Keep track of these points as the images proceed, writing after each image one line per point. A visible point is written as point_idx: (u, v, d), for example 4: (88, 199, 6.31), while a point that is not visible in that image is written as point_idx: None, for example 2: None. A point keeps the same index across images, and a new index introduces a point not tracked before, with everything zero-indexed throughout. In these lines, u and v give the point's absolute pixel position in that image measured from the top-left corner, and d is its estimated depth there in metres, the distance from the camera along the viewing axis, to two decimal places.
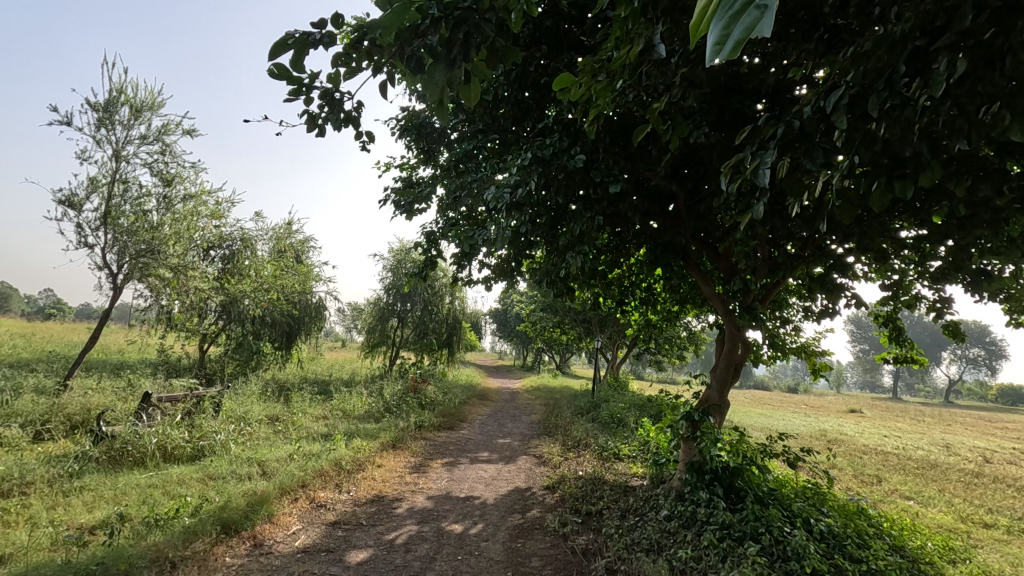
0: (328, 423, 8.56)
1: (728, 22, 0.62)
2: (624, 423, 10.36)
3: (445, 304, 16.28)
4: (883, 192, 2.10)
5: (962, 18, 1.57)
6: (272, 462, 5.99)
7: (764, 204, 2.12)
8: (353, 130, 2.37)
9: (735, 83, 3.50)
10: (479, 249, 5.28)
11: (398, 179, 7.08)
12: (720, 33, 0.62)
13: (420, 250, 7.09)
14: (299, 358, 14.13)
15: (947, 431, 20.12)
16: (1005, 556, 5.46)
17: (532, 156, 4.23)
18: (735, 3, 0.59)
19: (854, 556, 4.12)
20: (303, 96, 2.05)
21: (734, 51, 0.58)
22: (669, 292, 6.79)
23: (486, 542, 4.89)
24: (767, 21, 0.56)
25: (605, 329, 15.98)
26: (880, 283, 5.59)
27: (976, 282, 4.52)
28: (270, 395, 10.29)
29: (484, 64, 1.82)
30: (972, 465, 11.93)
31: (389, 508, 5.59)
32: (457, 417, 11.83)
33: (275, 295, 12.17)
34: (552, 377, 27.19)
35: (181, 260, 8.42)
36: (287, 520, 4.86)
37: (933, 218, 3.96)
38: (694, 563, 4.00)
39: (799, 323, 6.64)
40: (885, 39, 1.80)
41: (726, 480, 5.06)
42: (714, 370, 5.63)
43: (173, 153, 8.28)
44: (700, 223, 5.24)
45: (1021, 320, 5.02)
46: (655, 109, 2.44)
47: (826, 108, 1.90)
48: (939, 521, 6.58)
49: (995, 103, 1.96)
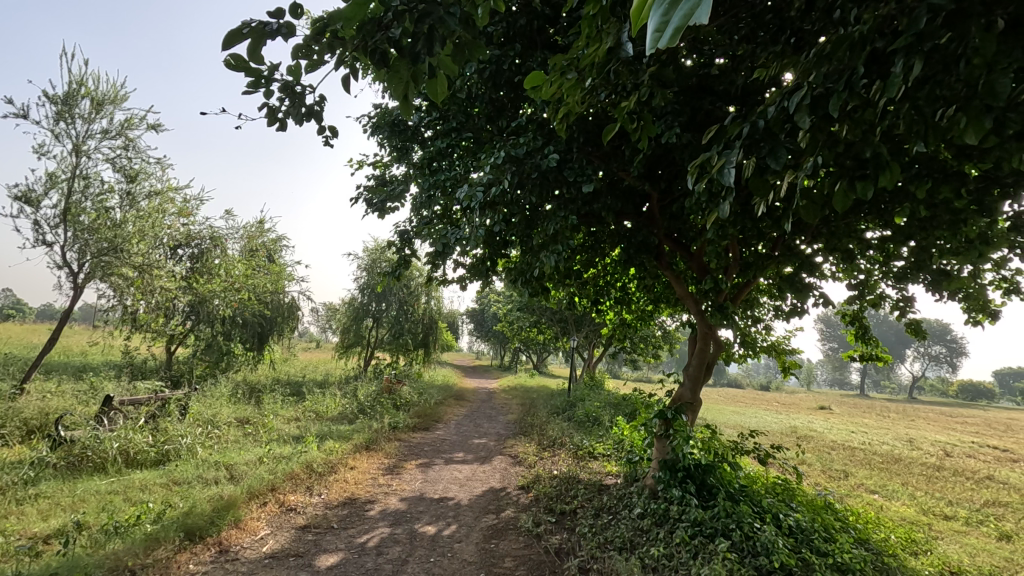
0: (300, 425, 8.42)
1: (665, 9, 0.66)
2: (599, 421, 10.45)
3: (421, 304, 16.18)
4: (847, 194, 2.13)
5: (917, 20, 1.61)
6: (241, 465, 5.85)
7: (729, 203, 2.13)
8: (315, 125, 2.32)
9: (706, 85, 3.54)
10: (452, 248, 5.25)
11: (371, 177, 6.97)
12: (659, 20, 0.66)
13: (394, 249, 7.00)
14: (272, 359, 13.86)
15: (911, 427, 20.71)
16: (964, 547, 5.64)
17: (505, 155, 4.20)
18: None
19: (821, 550, 4.21)
20: (261, 88, 2.00)
21: (677, 33, 0.63)
22: (643, 292, 6.87)
23: (459, 542, 4.85)
24: (704, 7, 0.60)
25: (581, 327, 16.13)
26: (847, 282, 5.73)
27: (937, 281, 4.66)
28: (241, 397, 10.08)
29: (448, 58, 1.81)
30: (933, 459, 12.33)
31: (362, 510, 5.52)
32: (432, 417, 11.77)
33: (246, 295, 11.89)
34: (528, 376, 27.22)
35: (146, 259, 8.16)
36: (255, 526, 4.75)
37: (896, 218, 4.08)
38: (666, 561, 4.03)
39: (769, 322, 6.78)
40: (846, 40, 1.83)
41: (698, 477, 5.12)
42: (686, 369, 5.70)
43: (137, 148, 8.02)
44: (673, 223, 5.31)
45: (978, 318, 5.21)
46: (623, 108, 2.46)
47: (789, 109, 1.92)
48: (902, 514, 6.77)
49: (953, 106, 2.01)
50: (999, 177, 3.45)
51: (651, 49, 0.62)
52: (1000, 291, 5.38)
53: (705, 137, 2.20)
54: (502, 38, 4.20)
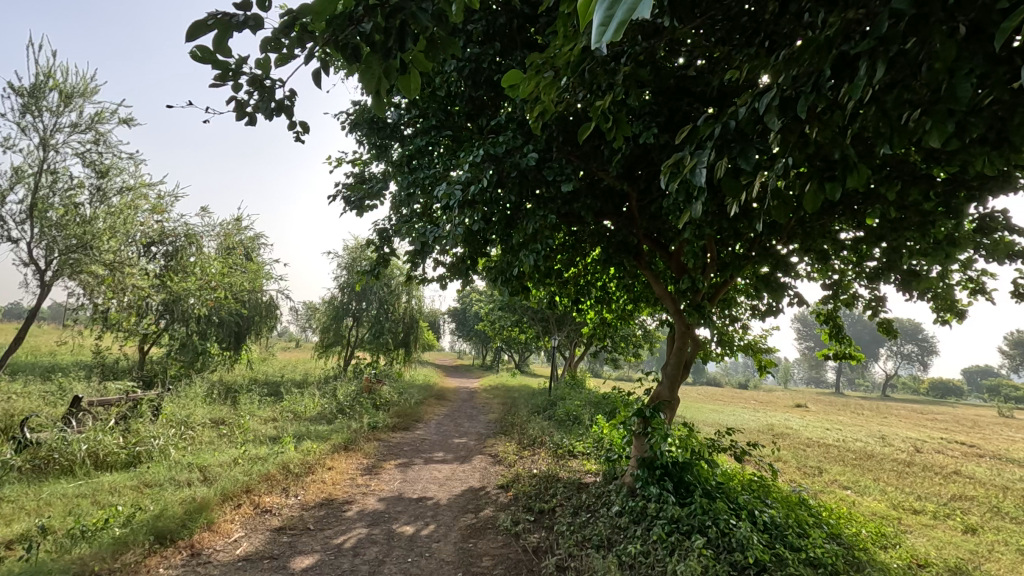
0: (277, 425, 8.31)
1: (609, 5, 0.76)
2: (580, 420, 10.49)
3: (402, 303, 16.07)
4: (815, 195, 2.15)
5: (879, 26, 1.64)
6: (215, 467, 5.74)
7: (701, 203, 2.14)
8: (285, 119, 2.29)
9: (684, 86, 3.57)
10: (432, 247, 5.22)
11: (350, 175, 6.90)
12: (604, 14, 0.76)
13: (373, 248, 6.94)
14: (249, 359, 13.63)
15: (883, 424, 21.17)
16: (932, 540, 5.80)
17: (484, 153, 4.18)
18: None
19: (794, 545, 4.28)
20: (229, 80, 1.98)
21: (620, 27, 0.72)
22: (623, 291, 6.93)
23: (437, 542, 4.84)
24: (644, 3, 0.70)
25: (562, 326, 16.23)
26: (821, 282, 5.84)
27: (906, 282, 4.78)
28: (216, 397, 9.90)
29: (421, 54, 1.81)
30: (903, 454, 12.63)
31: (339, 511, 5.46)
32: (412, 417, 11.69)
33: (223, 293, 11.65)
34: (510, 376, 27.19)
35: (117, 256, 7.96)
36: (228, 528, 4.68)
37: (868, 219, 4.16)
38: (643, 557, 4.06)
39: (746, 321, 6.87)
40: (813, 43, 1.86)
41: (676, 475, 5.19)
42: (664, 368, 5.75)
43: (108, 143, 7.82)
44: (652, 223, 5.35)
45: (946, 318, 5.37)
46: (599, 108, 2.48)
47: (759, 110, 1.93)
48: (873, 509, 6.93)
49: (919, 108, 2.05)
50: (966, 180, 3.56)
51: (595, 41, 0.72)
52: (967, 291, 5.54)
53: (677, 138, 2.21)
54: (482, 36, 4.20)
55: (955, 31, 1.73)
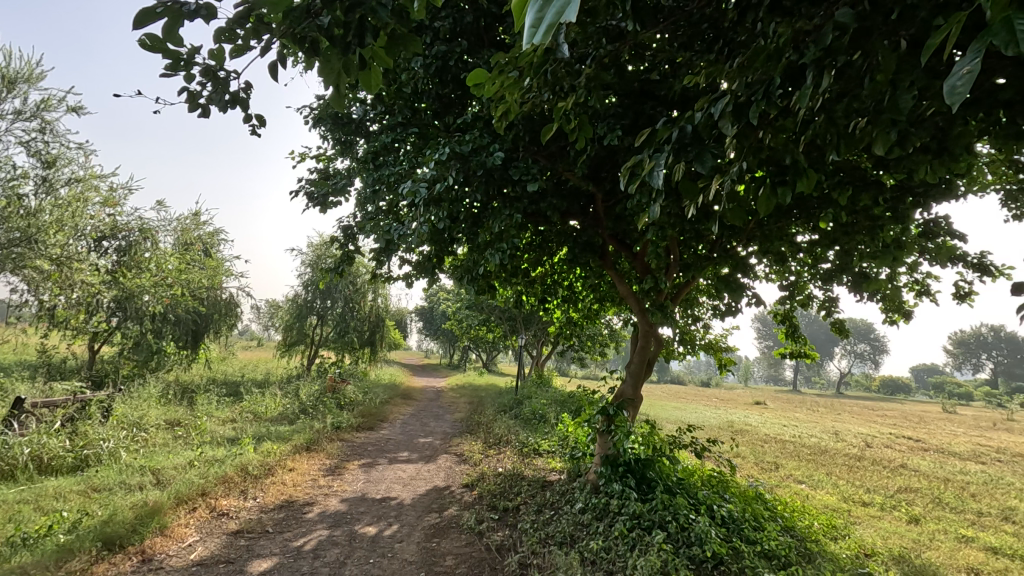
0: (236, 426, 8.09)
1: (540, 6, 0.80)
2: (545, 418, 10.55)
3: (368, 301, 15.86)
4: (768, 198, 2.22)
5: (824, 37, 1.71)
6: (169, 470, 5.55)
7: (658, 205, 2.19)
8: (239, 113, 2.25)
9: (648, 90, 3.65)
10: (397, 244, 5.17)
11: (313, 170, 6.76)
12: (535, 15, 0.81)
13: (337, 245, 6.82)
14: (207, 358, 13.21)
15: (837, 421, 22.00)
16: (879, 530, 6.07)
17: (450, 152, 4.14)
18: None
19: (750, 538, 4.42)
20: (179, 70, 1.93)
21: (550, 29, 0.78)
22: (589, 291, 7.02)
23: (400, 542, 4.80)
24: (571, 7, 0.76)
25: (529, 325, 16.33)
26: (779, 283, 6.05)
27: (856, 283, 4.99)
28: (171, 398, 9.58)
29: (382, 50, 1.79)
30: (855, 449, 13.15)
31: (299, 513, 5.35)
32: (377, 417, 11.54)
33: (180, 291, 11.23)
34: (477, 374, 27.21)
35: (64, 251, 7.61)
36: (182, 532, 4.54)
37: (822, 222, 4.32)
38: (604, 553, 4.12)
39: (708, 320, 7.04)
40: (763, 52, 1.92)
41: (638, 471, 5.29)
42: (628, 366, 5.85)
43: (55, 132, 7.47)
44: (617, 224, 5.44)
45: (895, 318, 5.62)
46: (561, 109, 2.51)
47: (714, 115, 1.98)
48: (825, 502, 7.20)
49: (865, 117, 2.14)
50: (912, 187, 3.85)
51: (523, 41, 0.77)
52: (913, 293, 5.83)
53: (636, 141, 2.25)
54: (449, 33, 4.21)
55: (896, 46, 1.82)
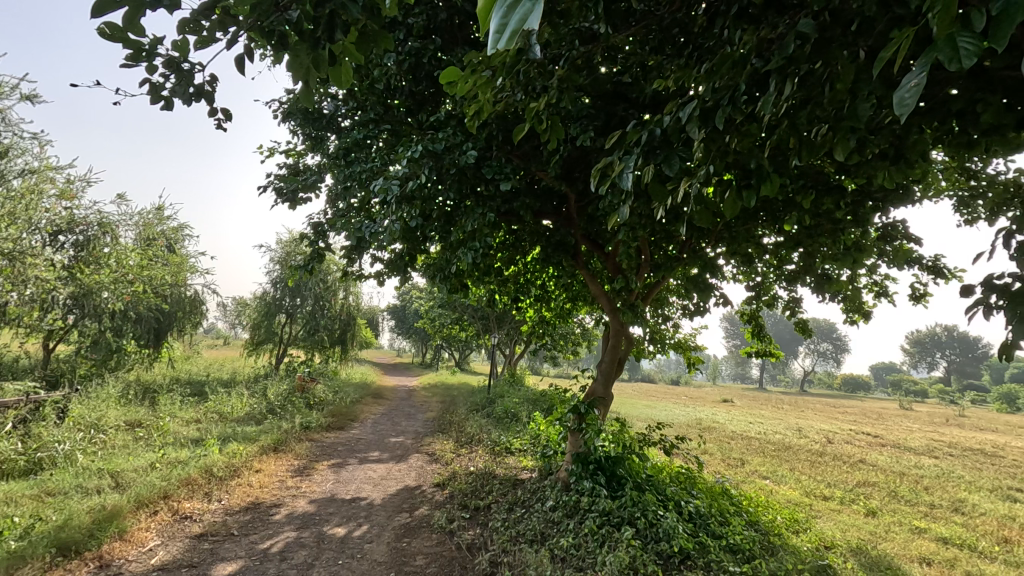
0: (200, 427, 7.88)
1: (505, 11, 0.80)
2: (517, 417, 10.58)
3: (338, 299, 15.65)
4: (734, 202, 2.28)
5: (786, 47, 1.77)
6: (128, 472, 5.37)
7: (628, 207, 2.22)
8: (203, 106, 2.20)
9: (621, 91, 3.70)
10: (368, 242, 5.11)
11: (283, 166, 6.63)
12: (500, 21, 0.81)
13: (307, 242, 6.70)
14: (171, 357, 12.81)
15: (800, 417, 22.67)
16: (838, 523, 6.29)
17: (422, 149, 4.11)
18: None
19: (716, 533, 4.53)
20: (141, 61, 1.87)
21: (512, 36, 0.78)
22: (561, 290, 7.06)
23: (370, 543, 4.75)
24: (534, 14, 0.76)
25: (502, 324, 16.37)
26: (746, 284, 6.20)
27: (819, 284, 5.14)
28: (132, 398, 9.27)
29: (352, 46, 1.77)
30: (817, 445, 13.58)
31: (265, 515, 5.25)
32: (348, 416, 11.38)
33: (142, 287, 10.86)
34: (450, 373, 27.09)
35: (17, 245, 7.28)
36: (142, 537, 4.40)
37: (787, 224, 4.44)
38: (574, 550, 4.16)
39: (678, 320, 7.16)
40: (729, 58, 1.97)
41: (608, 469, 5.35)
42: (599, 365, 5.90)
43: (8, 120, 7.14)
44: (590, 224, 5.49)
45: (855, 318, 5.82)
46: (532, 109, 2.52)
47: (682, 120, 2.02)
48: (788, 496, 7.42)
49: (826, 124, 2.22)
50: (871, 191, 3.99)
51: (488, 46, 0.77)
52: (872, 294, 6.05)
53: (606, 143, 2.28)
54: (422, 30, 4.19)
55: (856, 57, 1.89)
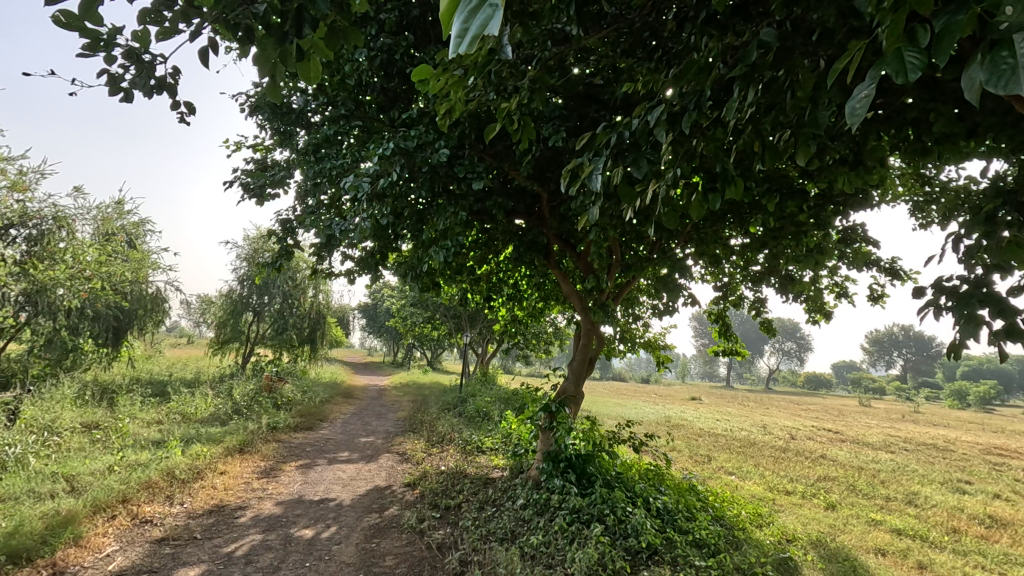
0: (161, 428, 7.65)
1: (467, 16, 0.84)
2: (489, 416, 10.59)
3: (308, 297, 15.39)
4: (699, 204, 2.34)
5: (749, 55, 1.83)
6: (84, 476, 5.18)
7: (598, 207, 2.25)
8: (164, 99, 2.14)
9: (593, 93, 3.75)
10: (338, 240, 5.04)
11: (250, 161, 6.48)
12: (461, 25, 0.84)
13: (275, 239, 6.57)
14: (131, 356, 12.38)
15: (765, 414, 23.31)
16: (799, 517, 6.49)
17: (394, 147, 4.06)
18: (472, 2, 0.82)
19: (683, 528, 4.62)
20: (99, 50, 1.81)
21: (475, 40, 0.81)
22: (533, 289, 7.10)
23: (338, 544, 4.69)
24: (494, 21, 0.80)
25: (475, 323, 16.36)
26: (714, 284, 6.35)
27: (783, 284, 5.30)
28: (89, 399, 8.93)
29: (321, 42, 1.75)
30: (781, 442, 13.97)
31: (230, 518, 5.13)
32: (316, 416, 11.20)
33: (100, 283, 10.45)
34: (422, 373, 26.89)
35: None
36: (99, 542, 4.26)
37: (753, 226, 4.56)
38: (544, 548, 4.19)
39: (648, 319, 7.27)
40: (695, 65, 2.03)
41: (579, 467, 5.41)
42: (571, 364, 5.95)
43: None
44: (562, 224, 5.53)
45: (817, 318, 6.02)
46: (503, 109, 2.54)
47: (650, 123, 2.06)
48: (753, 491, 7.61)
49: (789, 129, 2.29)
50: (832, 196, 4.14)
51: (451, 51, 0.80)
52: (833, 294, 6.26)
53: (576, 144, 2.31)
54: (395, 26, 4.17)
55: (816, 66, 1.96)
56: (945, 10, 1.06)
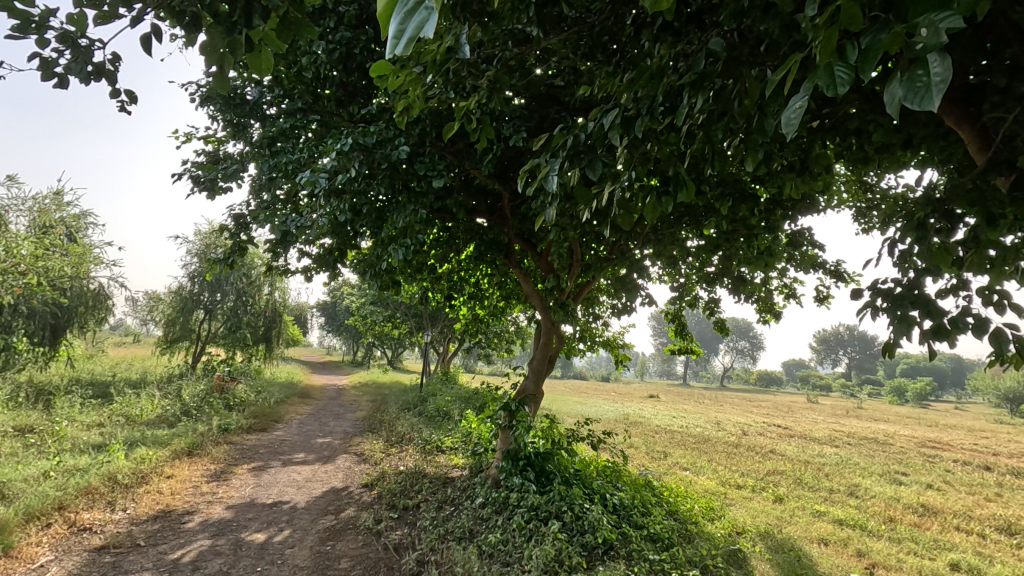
0: (103, 432, 7.28)
1: (403, 17, 0.84)
2: (449, 415, 10.54)
3: (263, 295, 14.96)
4: (653, 206, 2.39)
5: (700, 62, 1.89)
6: (16, 482, 4.88)
7: (554, 208, 2.27)
8: (103, 87, 2.05)
9: (553, 94, 3.79)
10: (294, 236, 4.91)
11: (200, 153, 6.24)
12: (397, 26, 0.84)
13: (227, 235, 6.35)
14: (70, 356, 11.73)
15: (719, 411, 24.05)
16: (749, 510, 6.72)
17: (353, 142, 3.99)
18: (408, 4, 0.83)
19: (638, 523, 4.73)
20: (30, 32, 1.72)
21: (411, 41, 0.83)
22: (494, 288, 7.10)
23: (292, 548, 4.58)
24: (430, 23, 0.82)
25: (435, 322, 16.24)
26: (670, 285, 6.51)
27: (735, 285, 5.48)
28: (22, 401, 8.41)
29: (273, 33, 1.71)
30: (733, 437, 14.43)
31: (176, 523, 4.94)
32: (271, 417, 10.89)
33: (36, 279, 9.85)
34: (382, 372, 26.51)
35: None
36: (32, 552, 4.03)
37: (707, 228, 4.70)
38: (502, 546, 4.21)
39: (607, 319, 7.39)
40: (649, 70, 2.08)
41: (538, 465, 5.46)
42: (531, 363, 5.98)
43: None
44: (522, 223, 5.56)
45: (767, 318, 6.25)
46: (462, 108, 2.53)
47: (605, 126, 2.10)
48: (706, 486, 7.84)
49: (738, 136, 2.37)
50: (781, 200, 4.30)
51: (387, 52, 0.81)
52: (782, 295, 6.52)
53: (533, 146, 2.32)
54: (355, 19, 4.13)
55: (762, 75, 2.05)
56: (871, 29, 1.13)
